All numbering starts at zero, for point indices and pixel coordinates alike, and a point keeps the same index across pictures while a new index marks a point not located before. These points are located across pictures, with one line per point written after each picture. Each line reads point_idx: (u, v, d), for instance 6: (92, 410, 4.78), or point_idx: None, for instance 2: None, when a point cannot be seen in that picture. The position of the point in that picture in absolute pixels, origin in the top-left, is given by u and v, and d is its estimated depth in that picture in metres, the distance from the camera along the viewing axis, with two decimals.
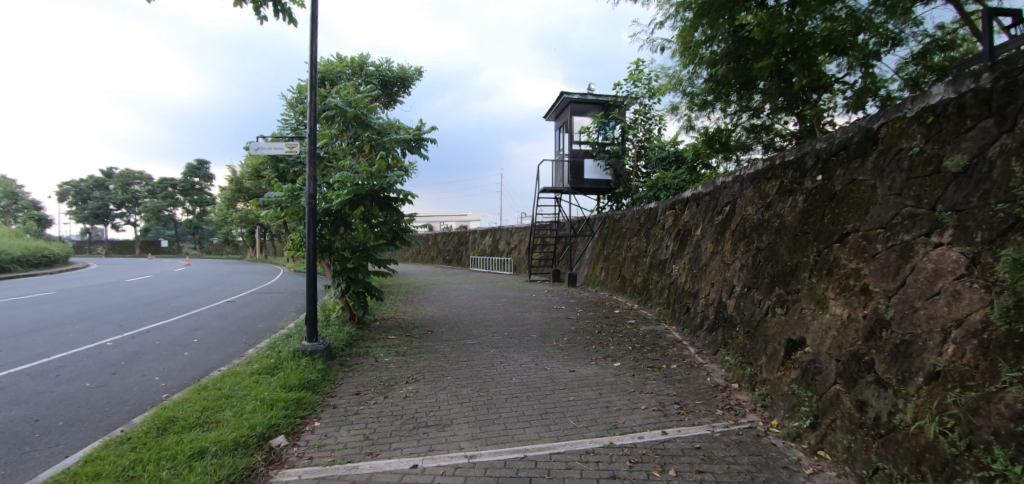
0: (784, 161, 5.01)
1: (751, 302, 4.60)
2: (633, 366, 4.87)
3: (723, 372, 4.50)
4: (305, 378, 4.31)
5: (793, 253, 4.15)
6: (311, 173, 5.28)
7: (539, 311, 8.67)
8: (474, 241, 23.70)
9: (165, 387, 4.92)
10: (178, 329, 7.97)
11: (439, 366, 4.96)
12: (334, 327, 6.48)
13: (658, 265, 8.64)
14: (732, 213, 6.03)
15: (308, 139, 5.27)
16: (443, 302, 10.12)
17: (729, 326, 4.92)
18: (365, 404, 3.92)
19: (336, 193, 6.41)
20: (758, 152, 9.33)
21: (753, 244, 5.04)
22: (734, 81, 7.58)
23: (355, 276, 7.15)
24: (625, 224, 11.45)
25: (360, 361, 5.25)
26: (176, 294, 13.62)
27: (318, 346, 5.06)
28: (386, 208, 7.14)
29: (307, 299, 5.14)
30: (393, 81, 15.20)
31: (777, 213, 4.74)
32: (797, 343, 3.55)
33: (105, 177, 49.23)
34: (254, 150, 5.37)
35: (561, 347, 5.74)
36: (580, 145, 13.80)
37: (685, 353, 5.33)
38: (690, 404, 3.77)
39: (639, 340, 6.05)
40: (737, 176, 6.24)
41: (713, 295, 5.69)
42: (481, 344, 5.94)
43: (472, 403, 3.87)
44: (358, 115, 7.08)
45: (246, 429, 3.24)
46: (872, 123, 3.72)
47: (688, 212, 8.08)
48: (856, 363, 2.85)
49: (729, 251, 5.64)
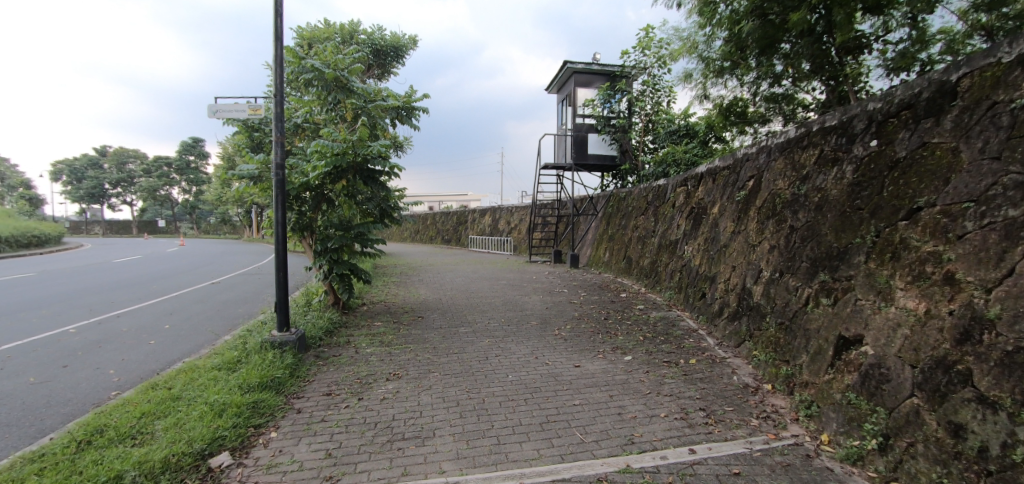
0: (824, 127, 4.33)
1: (785, 290, 3.98)
2: (646, 361, 4.27)
3: (751, 370, 3.91)
4: (269, 376, 3.73)
5: (841, 233, 3.51)
6: (279, 139, 4.56)
7: (540, 295, 8.07)
8: (473, 221, 23.01)
9: (118, 383, 4.35)
10: (150, 314, 7.39)
11: (425, 360, 4.37)
12: (314, 313, 5.87)
13: (668, 246, 7.99)
14: (757, 187, 5.36)
15: (274, 101, 4.54)
16: (438, 285, 9.53)
17: (758, 316, 4.31)
18: (334, 409, 3.32)
19: (313, 164, 5.72)
20: (777, 124, 8.58)
21: (785, 222, 4.39)
22: (756, 44, 6.84)
23: (339, 257, 6.55)
24: (631, 202, 10.79)
25: (338, 353, 4.67)
26: (159, 276, 12.98)
27: (289, 337, 4.46)
28: (370, 183, 6.47)
29: (276, 283, 4.52)
30: (386, 50, 14.34)
31: (818, 186, 4.07)
32: (852, 341, 2.95)
33: (100, 155, 48.43)
34: (211, 113, 4.59)
35: (563, 337, 5.15)
36: (584, 119, 13.01)
37: (704, 345, 4.73)
38: (718, 410, 3.18)
39: (650, 329, 5.45)
40: (763, 146, 5.55)
41: (735, 280, 5.07)
42: (475, 333, 5.34)
43: (460, 409, 3.27)
44: (338, 78, 6.34)
45: (180, 445, 2.66)
46: (949, 74, 3.05)
47: (703, 189, 7.38)
48: (944, 373, 2.25)
49: (754, 232, 5.00)
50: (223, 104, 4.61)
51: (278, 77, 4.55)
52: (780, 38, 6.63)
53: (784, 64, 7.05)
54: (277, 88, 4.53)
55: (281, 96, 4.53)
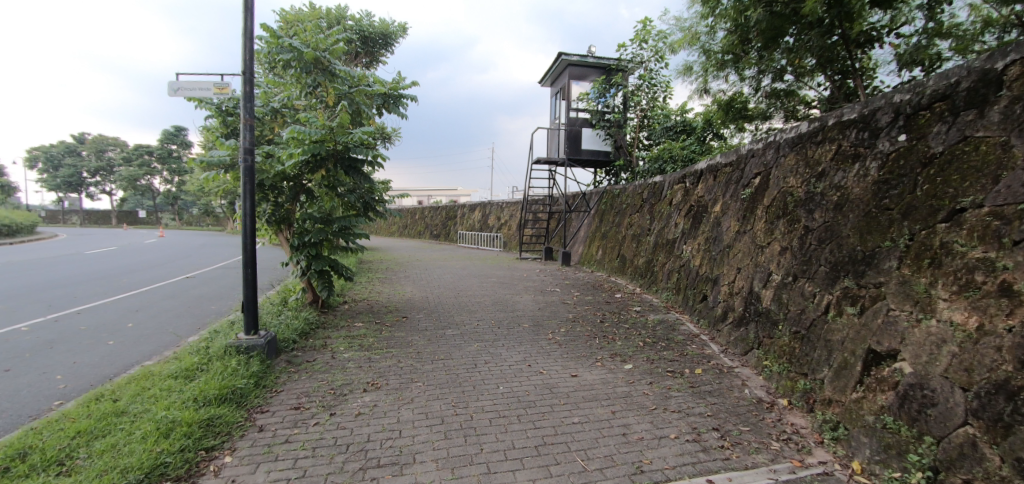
0: (842, 121, 4.03)
1: (800, 295, 3.67)
2: (648, 370, 3.93)
3: (763, 382, 3.60)
4: (229, 386, 3.32)
5: (866, 235, 3.20)
6: (248, 121, 4.10)
7: (531, 295, 7.70)
8: (462, 216, 22.57)
9: (63, 391, 3.90)
10: (112, 312, 6.88)
11: (407, 367, 3.99)
12: (288, 312, 5.44)
13: (665, 245, 7.67)
14: (764, 184, 5.05)
15: (243, 78, 4.09)
16: (424, 282, 9.13)
17: (768, 323, 4.01)
18: (302, 427, 2.93)
19: (288, 152, 5.28)
20: (778, 122, 8.30)
21: (799, 222, 4.08)
22: (762, 34, 6.53)
23: (318, 252, 6.13)
24: (625, 199, 10.48)
25: (313, 358, 4.27)
26: (131, 269, 12.34)
27: (257, 341, 4.04)
28: (352, 173, 5.94)
29: (243, 282, 4.09)
30: (374, 38, 13.81)
31: (837, 184, 3.76)
32: (884, 356, 2.66)
33: (78, 142, 46.93)
34: (172, 92, 4.14)
35: (558, 342, 4.81)
36: (578, 113, 12.68)
37: (708, 352, 4.42)
38: (733, 430, 2.86)
39: (649, 333, 5.13)
40: (770, 141, 5.24)
41: (741, 283, 4.77)
42: (463, 337, 4.97)
43: (445, 428, 2.90)
44: (319, 59, 5.89)
45: (112, 477, 2.28)
46: (994, 61, 2.74)
47: (702, 186, 7.07)
48: (1008, 401, 1.97)
49: (762, 232, 4.69)
50: (185, 81, 4.14)
51: (247, 52, 4.10)
52: (786, 30, 6.34)
53: (788, 58, 6.76)
54: (246, 65, 4.08)
55: (250, 73, 4.09)
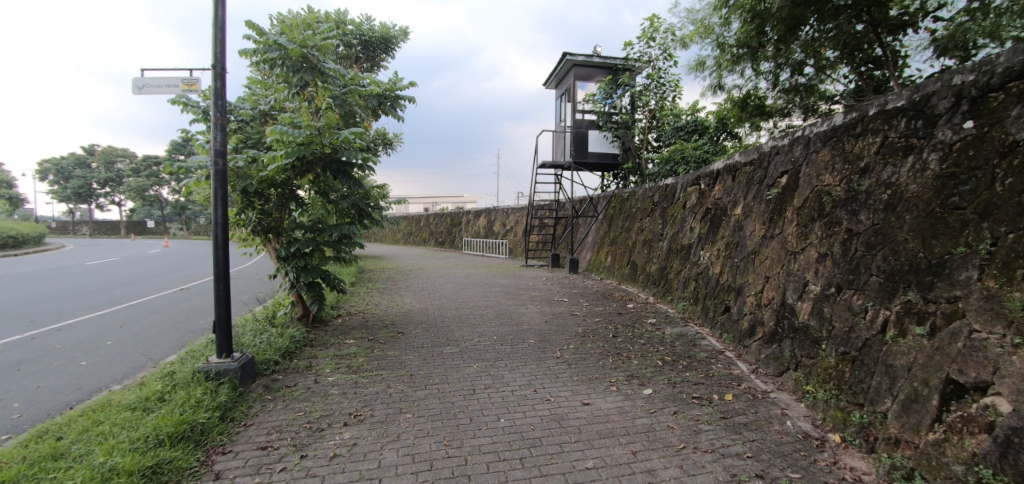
0: (886, 110, 3.54)
1: (847, 310, 3.18)
2: (671, 395, 3.44)
3: (806, 412, 3.12)
4: (188, 421, 2.88)
5: (931, 240, 2.72)
6: (219, 120, 3.66)
7: (537, 305, 7.22)
8: (467, 223, 22.17)
9: (12, 423, 3.46)
10: (92, 328, 6.47)
11: (397, 394, 3.53)
12: (272, 329, 5.00)
13: (680, 251, 7.17)
14: (793, 183, 4.54)
15: (213, 73, 3.68)
16: (425, 292, 8.68)
17: (807, 341, 3.52)
18: (265, 475, 2.47)
19: (270, 155, 4.88)
20: (797, 119, 7.80)
21: (840, 224, 3.58)
22: (783, 23, 6.05)
23: (308, 263, 5.71)
24: (635, 203, 10.01)
25: (294, 383, 3.83)
26: (124, 280, 11.97)
27: (228, 365, 3.58)
28: (341, 177, 5.46)
29: (214, 300, 3.65)
30: (375, 42, 13.48)
31: (886, 180, 3.28)
32: (969, 388, 2.20)
33: (88, 154, 47.26)
34: (137, 90, 3.71)
35: (566, 361, 4.33)
36: (584, 115, 12.26)
37: (736, 373, 3.93)
38: (783, 478, 2.38)
39: (668, 350, 4.63)
40: (798, 135, 4.74)
41: (771, 294, 4.27)
42: (462, 356, 4.51)
43: (433, 476, 2.42)
44: (306, 57, 5.46)
45: None
46: None
47: (720, 188, 6.57)
48: None
49: (793, 236, 4.19)
50: (150, 77, 3.71)
51: (218, 44, 3.71)
52: (807, 19, 5.87)
53: (805, 51, 6.36)
54: (217, 57, 3.68)
55: (221, 67, 3.69)
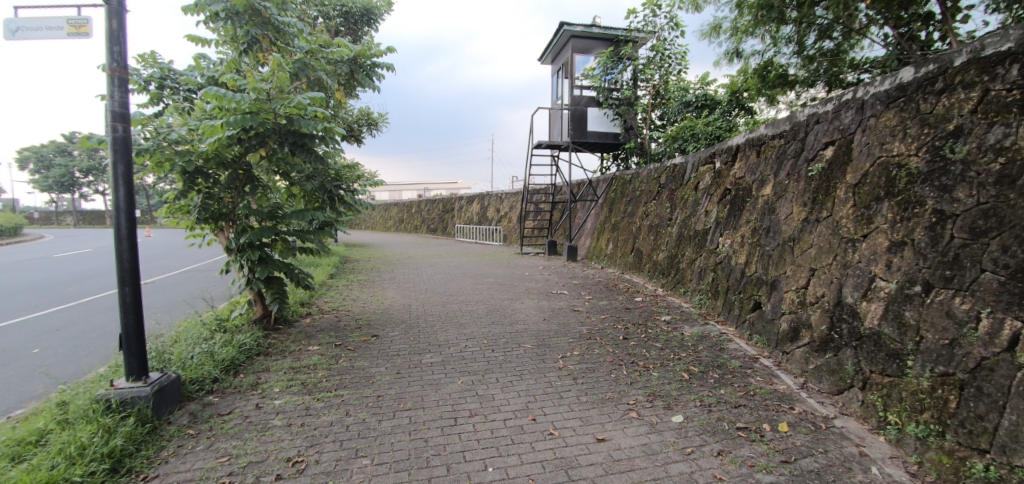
0: (983, 55, 2.69)
1: (946, 316, 2.42)
2: (710, 425, 2.67)
3: (892, 449, 2.38)
4: (58, 479, 2.17)
5: None
6: (115, 72, 2.78)
7: (535, 300, 6.43)
8: (460, 209, 21.30)
9: None
10: (23, 333, 5.59)
11: (357, 426, 2.75)
12: (220, 335, 4.20)
13: (694, 238, 6.37)
14: (844, 154, 3.72)
15: (106, 10, 2.79)
16: (410, 284, 7.89)
17: (880, 354, 2.75)
18: None
19: (209, 125, 3.97)
20: (820, 91, 6.94)
21: (924, 202, 2.78)
22: None
23: (266, 256, 4.88)
24: (638, 186, 9.22)
25: (230, 409, 3.04)
26: (88, 274, 11.02)
27: (138, 391, 2.77)
28: (300, 152, 4.60)
29: (120, 311, 2.82)
30: (356, 13, 12.36)
31: (994, 145, 2.49)
32: None
33: (68, 140, 45.61)
34: (7, 35, 2.79)
35: (570, 373, 3.56)
36: (583, 91, 11.38)
37: (782, 388, 3.18)
38: None
39: (691, 356, 3.88)
40: (845, 97, 3.91)
41: (819, 291, 3.50)
42: (444, 368, 3.72)
43: None
44: (255, 8, 4.55)
45: None
46: None
47: (741, 165, 5.74)
48: None
49: (849, 220, 3.40)
50: (25, 17, 2.83)
51: None
52: None
53: (834, 11, 5.51)
54: None
55: (116, 3, 2.80)
